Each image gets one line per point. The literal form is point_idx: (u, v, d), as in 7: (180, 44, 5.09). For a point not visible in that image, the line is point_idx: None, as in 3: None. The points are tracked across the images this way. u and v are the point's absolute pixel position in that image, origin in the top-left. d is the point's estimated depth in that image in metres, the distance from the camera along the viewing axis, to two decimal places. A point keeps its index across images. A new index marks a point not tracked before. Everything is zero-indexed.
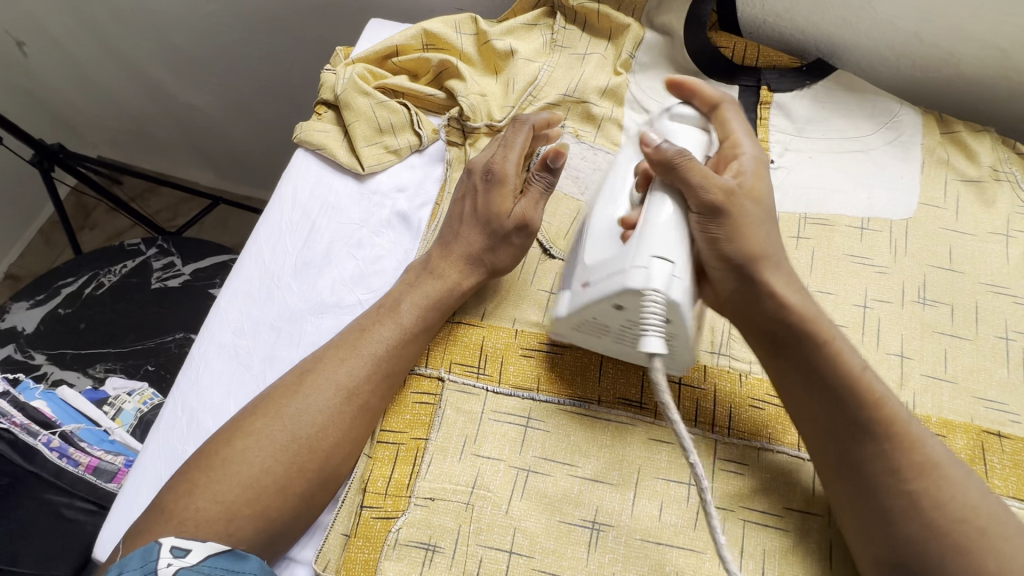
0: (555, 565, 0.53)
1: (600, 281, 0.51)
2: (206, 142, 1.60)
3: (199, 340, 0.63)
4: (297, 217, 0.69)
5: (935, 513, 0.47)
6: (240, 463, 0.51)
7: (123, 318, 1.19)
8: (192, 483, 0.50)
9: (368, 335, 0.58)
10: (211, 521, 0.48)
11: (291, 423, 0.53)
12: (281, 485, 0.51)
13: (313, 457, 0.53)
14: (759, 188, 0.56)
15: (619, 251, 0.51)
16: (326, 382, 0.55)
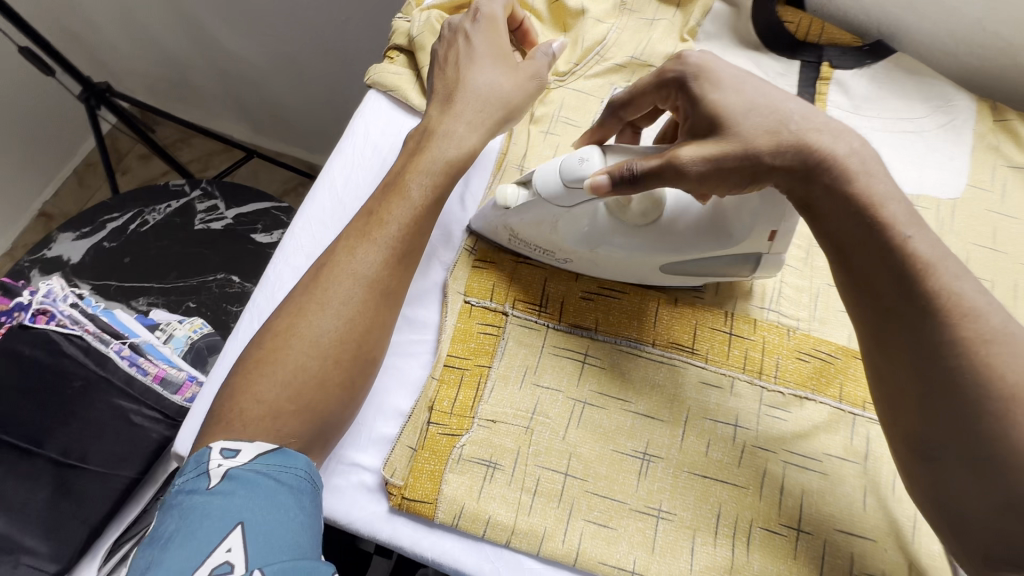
0: (606, 488, 0.57)
1: (784, 223, 0.55)
2: (246, 94, 1.61)
3: (273, 261, 0.66)
4: (368, 154, 0.72)
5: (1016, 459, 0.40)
6: (277, 363, 0.54)
7: (167, 255, 1.22)
8: (240, 388, 0.53)
9: (380, 223, 0.60)
10: (258, 419, 0.51)
11: (319, 311, 0.56)
12: (319, 378, 0.54)
13: (344, 347, 0.56)
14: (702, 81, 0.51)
15: (759, 214, 0.54)
16: (338, 276, 0.57)
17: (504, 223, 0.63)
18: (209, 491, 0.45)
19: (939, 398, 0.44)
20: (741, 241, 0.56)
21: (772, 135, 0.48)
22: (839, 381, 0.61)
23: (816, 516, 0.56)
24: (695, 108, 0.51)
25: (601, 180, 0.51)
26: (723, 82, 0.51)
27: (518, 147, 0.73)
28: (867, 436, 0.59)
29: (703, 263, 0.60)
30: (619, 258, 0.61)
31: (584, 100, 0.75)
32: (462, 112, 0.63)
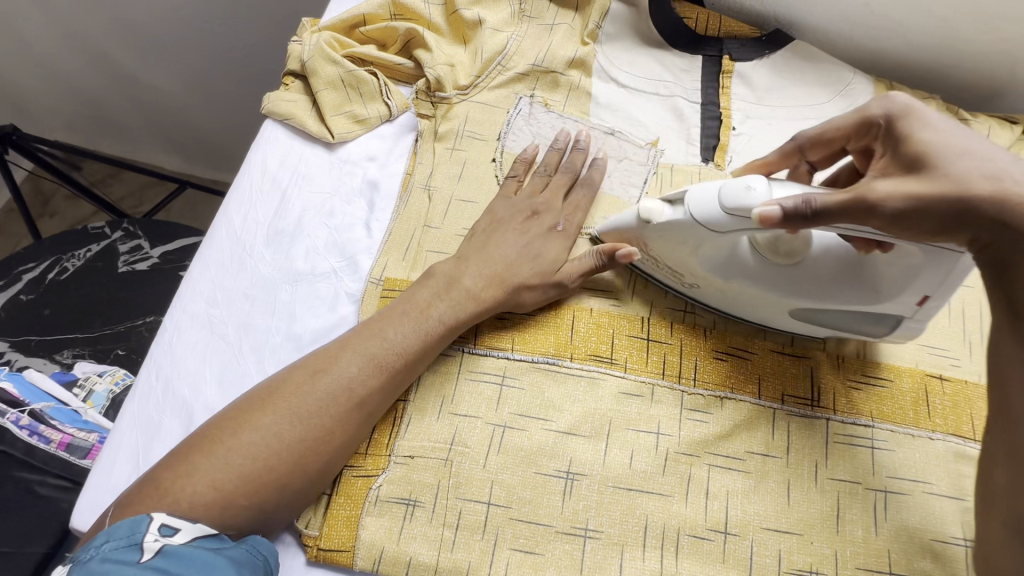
0: (531, 513, 0.55)
1: (946, 284, 0.52)
2: (168, 124, 1.54)
3: (171, 311, 0.63)
4: (268, 187, 0.69)
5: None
6: (244, 453, 0.50)
7: (90, 302, 1.15)
8: (191, 464, 0.49)
9: (386, 330, 0.57)
10: (206, 506, 0.48)
11: (302, 415, 0.53)
12: (281, 482, 0.51)
13: (316, 458, 0.53)
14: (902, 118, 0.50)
15: (919, 268, 0.51)
16: (326, 386, 0.54)
17: (641, 255, 0.61)
18: (140, 563, 0.42)
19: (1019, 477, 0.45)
20: (884, 294, 0.54)
21: (991, 184, 0.44)
22: (757, 377, 0.61)
23: (743, 518, 0.56)
24: (900, 147, 0.49)
25: (774, 215, 0.47)
26: (934, 119, 0.49)
27: (425, 166, 0.70)
28: (787, 429, 0.59)
29: (820, 316, 0.59)
30: (750, 296, 0.59)
31: (489, 112, 0.73)
32: (468, 275, 0.61)
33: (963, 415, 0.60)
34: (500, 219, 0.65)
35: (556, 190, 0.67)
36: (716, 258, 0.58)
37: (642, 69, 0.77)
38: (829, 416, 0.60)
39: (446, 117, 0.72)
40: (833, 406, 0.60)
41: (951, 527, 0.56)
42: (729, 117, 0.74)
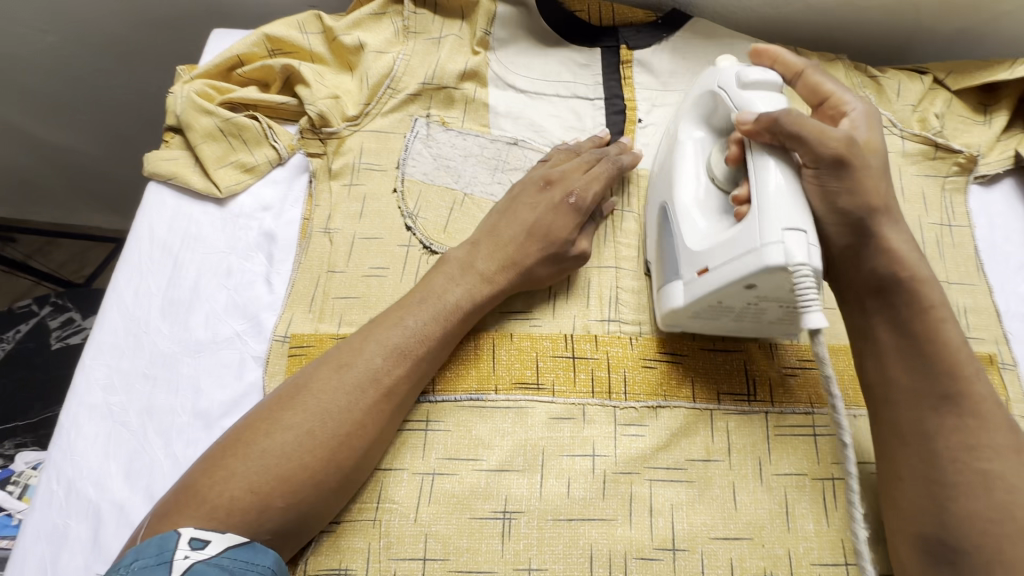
0: (470, 562, 0.53)
1: (725, 268, 0.51)
2: (91, 185, 1.47)
3: (66, 405, 0.58)
4: (157, 255, 0.64)
5: (996, 522, 0.46)
6: (279, 452, 0.49)
7: (25, 387, 1.10)
8: (224, 467, 0.48)
9: (405, 313, 0.56)
10: (242, 509, 0.46)
11: (313, 418, 0.50)
12: (315, 483, 0.49)
13: (349, 453, 0.51)
14: (872, 146, 0.56)
15: (736, 233, 0.51)
16: (340, 388, 0.52)
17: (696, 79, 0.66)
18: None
19: (925, 504, 0.48)
20: (699, 245, 0.55)
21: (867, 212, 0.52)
22: (690, 379, 0.59)
23: (689, 530, 0.54)
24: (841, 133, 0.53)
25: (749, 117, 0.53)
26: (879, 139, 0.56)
27: (323, 208, 0.66)
28: (727, 430, 0.57)
29: (664, 232, 0.61)
30: (665, 174, 0.63)
31: (384, 140, 0.69)
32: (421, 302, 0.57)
33: None
34: (463, 262, 0.60)
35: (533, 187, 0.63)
36: (704, 120, 0.64)
37: (539, 72, 0.74)
38: (767, 408, 0.58)
39: (339, 152, 0.69)
40: (770, 398, 0.58)
41: None
42: (633, 109, 0.72)
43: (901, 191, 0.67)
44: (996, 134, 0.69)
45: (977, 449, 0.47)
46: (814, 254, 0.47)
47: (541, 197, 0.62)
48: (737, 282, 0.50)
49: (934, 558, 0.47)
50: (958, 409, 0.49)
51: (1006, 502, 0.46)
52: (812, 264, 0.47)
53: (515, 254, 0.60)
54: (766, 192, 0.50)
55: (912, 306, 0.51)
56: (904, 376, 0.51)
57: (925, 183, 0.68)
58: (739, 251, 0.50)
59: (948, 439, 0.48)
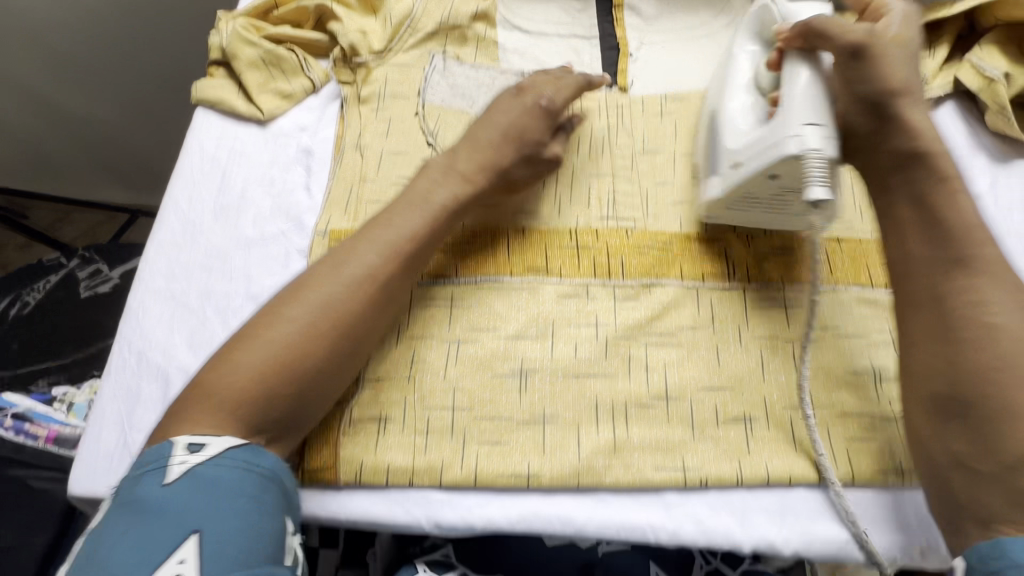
0: (492, 410, 0.61)
1: (755, 161, 0.60)
2: (108, 155, 1.53)
3: (133, 291, 0.66)
4: (208, 168, 0.73)
5: (1004, 368, 0.49)
6: (284, 342, 0.54)
7: (59, 331, 1.17)
8: (228, 360, 0.53)
9: (390, 223, 0.61)
10: (247, 400, 0.51)
11: (352, 282, 0.57)
12: (318, 373, 0.54)
13: (344, 346, 0.56)
14: (903, 40, 0.61)
15: (769, 129, 0.59)
16: (345, 275, 0.57)
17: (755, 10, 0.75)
18: (164, 488, 0.46)
19: (943, 362, 0.51)
20: (737, 143, 0.63)
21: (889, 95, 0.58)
22: (679, 263, 0.68)
23: (679, 383, 0.63)
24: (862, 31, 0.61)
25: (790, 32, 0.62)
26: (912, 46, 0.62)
27: (354, 128, 0.75)
28: (711, 303, 0.66)
29: (710, 136, 0.69)
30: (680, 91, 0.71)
31: (407, 71, 0.78)
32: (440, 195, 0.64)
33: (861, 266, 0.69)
34: (455, 167, 0.66)
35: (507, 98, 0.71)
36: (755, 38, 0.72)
37: (541, 15, 0.84)
38: (744, 285, 0.67)
39: (366, 81, 0.77)
40: (746, 278, 0.68)
41: (860, 361, 0.64)
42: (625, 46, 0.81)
43: None
44: (939, 64, 0.80)
45: (983, 302, 0.51)
46: (830, 141, 0.56)
47: (517, 100, 0.70)
48: (766, 175, 0.59)
49: (950, 410, 0.50)
50: (971, 270, 0.53)
51: (1015, 350, 0.49)
52: (827, 156, 0.56)
53: (492, 156, 0.67)
54: (795, 92, 0.59)
55: (927, 184, 0.57)
56: (922, 251, 0.55)
57: None
58: (767, 146, 0.59)
59: (960, 298, 0.52)
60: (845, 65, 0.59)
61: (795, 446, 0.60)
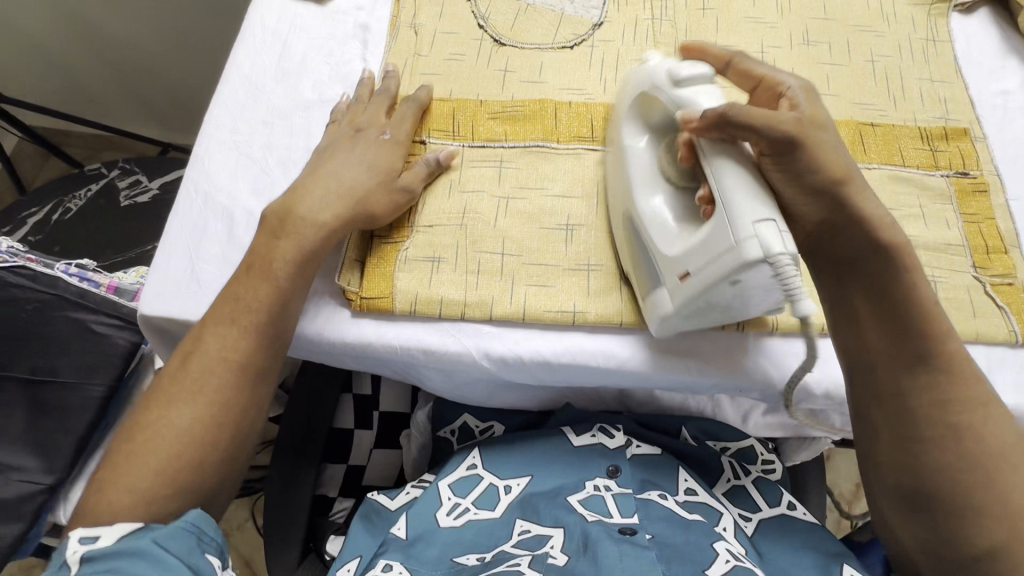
0: (539, 257, 0.64)
1: (709, 239, 0.52)
2: (142, 85, 1.54)
3: (199, 141, 0.69)
4: (269, 38, 0.76)
5: (976, 445, 0.52)
6: (147, 459, 0.51)
7: (98, 234, 1.20)
8: (100, 484, 0.50)
9: (243, 297, 0.57)
10: (128, 509, 0.48)
11: (201, 377, 0.54)
12: (190, 468, 0.52)
13: (225, 426, 0.54)
14: (818, 122, 0.54)
15: (711, 231, 0.52)
16: (206, 400, 0.54)
17: None
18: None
19: (905, 461, 0.54)
20: (641, 203, 0.59)
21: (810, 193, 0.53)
22: None
23: None
24: None
25: None
26: None
27: (408, 9, 0.78)
28: None
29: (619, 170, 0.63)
30: None
31: None
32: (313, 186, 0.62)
33: (894, 149, 0.71)
34: (304, 216, 0.60)
35: (376, 109, 0.69)
36: None
37: None
38: None
39: None
40: None
41: None
42: None
43: (894, 15, 0.80)
44: None
45: (949, 404, 0.53)
46: (787, 239, 0.48)
47: (357, 141, 0.66)
48: (723, 266, 0.51)
49: (910, 504, 0.54)
50: (933, 369, 0.53)
51: (978, 454, 0.52)
52: (790, 251, 0.48)
53: (350, 185, 0.62)
54: (725, 192, 0.51)
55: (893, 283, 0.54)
56: (864, 297, 0.56)
57: (915, 9, 0.80)
58: (733, 221, 0.50)
59: (925, 398, 0.54)
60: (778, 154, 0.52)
61: None
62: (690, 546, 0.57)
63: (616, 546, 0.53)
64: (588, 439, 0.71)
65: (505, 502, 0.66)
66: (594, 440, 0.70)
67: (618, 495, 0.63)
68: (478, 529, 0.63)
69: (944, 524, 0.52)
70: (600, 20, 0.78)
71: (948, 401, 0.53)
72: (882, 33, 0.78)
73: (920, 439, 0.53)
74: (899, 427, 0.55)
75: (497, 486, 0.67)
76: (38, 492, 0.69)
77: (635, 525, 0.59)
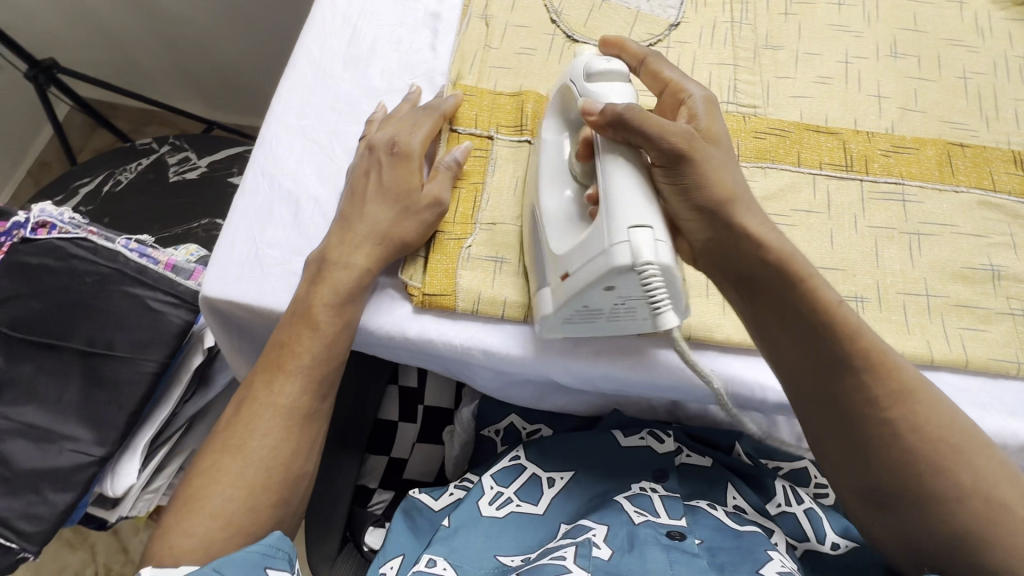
0: None
1: (591, 240, 0.51)
2: (193, 63, 1.55)
3: (266, 122, 0.68)
4: (339, 22, 0.75)
5: (914, 438, 0.50)
6: (209, 504, 0.52)
7: (147, 208, 1.21)
8: (166, 525, 0.52)
9: (291, 348, 0.57)
10: (190, 552, 0.50)
11: (256, 426, 0.55)
12: (247, 510, 0.53)
13: (280, 470, 0.55)
14: (712, 136, 0.55)
15: (590, 235, 0.51)
16: (258, 448, 0.55)
17: None
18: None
19: (841, 462, 0.53)
20: (545, 201, 0.59)
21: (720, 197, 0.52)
22: (797, 150, 0.68)
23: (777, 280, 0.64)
24: None
25: None
26: None
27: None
28: (828, 189, 0.66)
29: (531, 174, 0.63)
30: None
31: None
32: (356, 236, 0.60)
33: (984, 172, 0.68)
34: (342, 260, 0.59)
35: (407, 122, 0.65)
36: None
37: None
38: (862, 177, 0.67)
39: None
40: (866, 170, 0.68)
41: (978, 258, 0.64)
42: None
43: (990, 29, 0.76)
44: None
45: (876, 402, 0.51)
46: (659, 248, 0.49)
47: (393, 165, 0.62)
48: (593, 266, 0.50)
49: (875, 505, 0.53)
50: (852, 372, 0.52)
51: (919, 445, 0.50)
52: (660, 261, 0.48)
53: (384, 223, 0.60)
54: (611, 196, 0.51)
55: (797, 290, 0.52)
56: (767, 308, 0.53)
57: (1013, 25, 0.76)
58: (609, 226, 0.50)
59: (856, 399, 0.52)
60: (668, 163, 0.52)
61: (908, 328, 0.60)
62: (741, 549, 0.55)
63: (664, 553, 0.54)
64: (636, 441, 0.68)
65: (548, 495, 0.64)
66: (643, 443, 0.68)
67: (667, 497, 0.61)
68: (521, 524, 0.62)
69: (913, 518, 0.50)
70: (677, 20, 0.75)
71: (881, 398, 0.51)
72: (976, 48, 0.74)
73: (874, 438, 0.51)
74: (852, 438, 0.52)
75: (540, 476, 0.66)
76: (89, 463, 0.71)
77: (683, 526, 0.58)
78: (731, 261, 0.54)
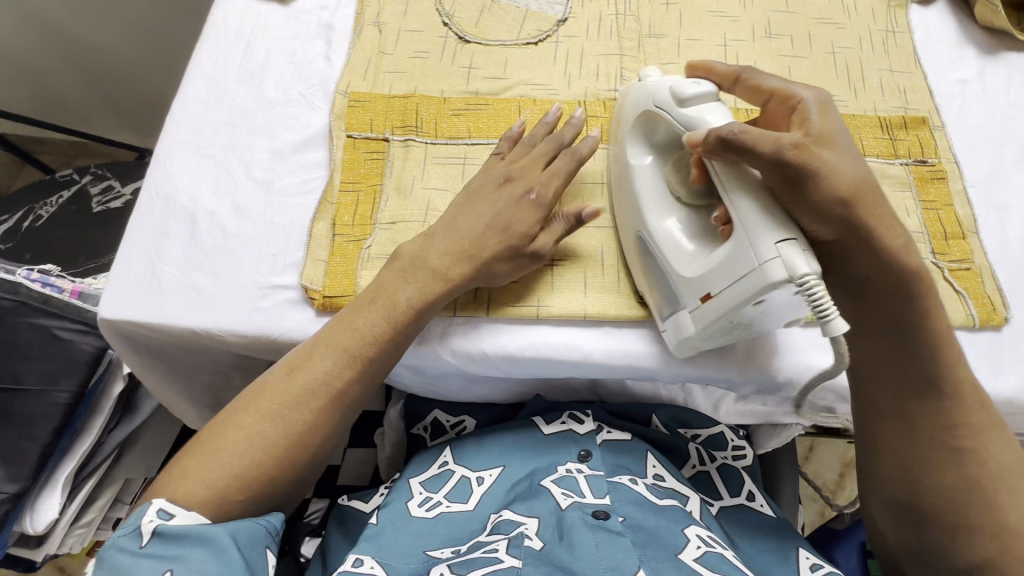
0: None
1: (731, 257, 0.52)
2: (114, 91, 1.52)
3: (160, 142, 0.69)
4: (232, 38, 0.75)
5: (976, 469, 0.53)
6: (228, 455, 0.52)
7: (69, 241, 1.19)
8: (182, 466, 0.52)
9: (339, 348, 0.57)
10: (202, 502, 0.50)
11: (296, 398, 0.55)
12: (263, 477, 0.53)
13: (305, 447, 0.55)
14: (829, 135, 0.51)
15: (731, 252, 0.52)
16: (291, 418, 0.55)
17: None
18: (142, 549, 0.46)
19: (904, 471, 0.56)
20: (653, 228, 0.60)
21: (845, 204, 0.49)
22: None
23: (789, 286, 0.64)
24: None
25: None
26: None
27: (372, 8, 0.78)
28: None
29: (625, 196, 0.64)
30: None
31: None
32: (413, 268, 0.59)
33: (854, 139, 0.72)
34: (434, 268, 0.59)
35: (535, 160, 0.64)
36: None
37: None
38: None
39: None
40: None
41: None
42: None
43: (855, 7, 0.81)
44: None
45: (951, 429, 0.54)
46: (811, 259, 0.48)
47: (492, 199, 0.63)
48: (744, 283, 0.50)
49: (909, 518, 0.56)
50: (930, 393, 0.54)
51: (978, 476, 0.53)
52: (816, 270, 0.48)
53: (470, 244, 0.60)
54: (742, 211, 0.51)
55: (904, 315, 0.53)
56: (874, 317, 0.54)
57: (875, 1, 0.81)
58: (756, 240, 0.49)
59: (926, 420, 0.55)
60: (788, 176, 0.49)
61: None
62: (658, 529, 0.57)
63: (591, 536, 0.53)
64: (558, 426, 0.69)
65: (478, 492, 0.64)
66: (565, 427, 0.69)
67: (591, 475, 0.63)
68: (453, 523, 0.62)
69: (947, 542, 0.54)
70: (564, 16, 0.78)
71: (956, 425, 0.54)
72: (843, 25, 0.79)
73: (930, 461, 0.54)
74: (910, 461, 0.55)
75: (469, 479, 0.66)
76: (3, 500, 0.69)
77: (607, 506, 0.59)
78: (841, 267, 0.53)
